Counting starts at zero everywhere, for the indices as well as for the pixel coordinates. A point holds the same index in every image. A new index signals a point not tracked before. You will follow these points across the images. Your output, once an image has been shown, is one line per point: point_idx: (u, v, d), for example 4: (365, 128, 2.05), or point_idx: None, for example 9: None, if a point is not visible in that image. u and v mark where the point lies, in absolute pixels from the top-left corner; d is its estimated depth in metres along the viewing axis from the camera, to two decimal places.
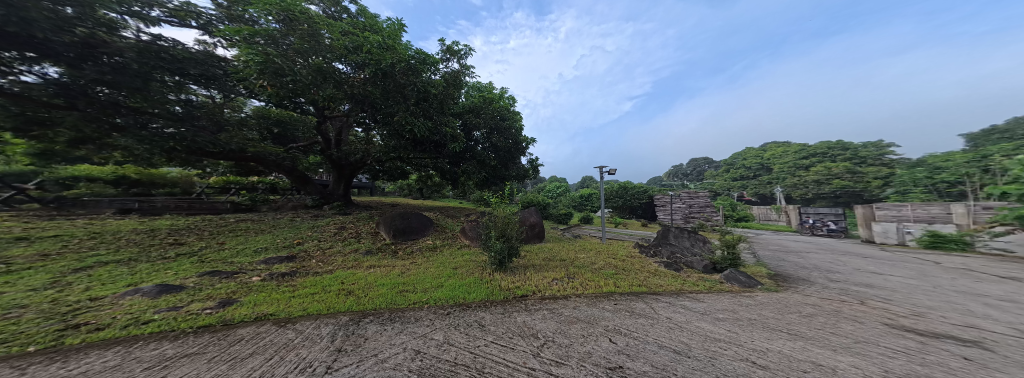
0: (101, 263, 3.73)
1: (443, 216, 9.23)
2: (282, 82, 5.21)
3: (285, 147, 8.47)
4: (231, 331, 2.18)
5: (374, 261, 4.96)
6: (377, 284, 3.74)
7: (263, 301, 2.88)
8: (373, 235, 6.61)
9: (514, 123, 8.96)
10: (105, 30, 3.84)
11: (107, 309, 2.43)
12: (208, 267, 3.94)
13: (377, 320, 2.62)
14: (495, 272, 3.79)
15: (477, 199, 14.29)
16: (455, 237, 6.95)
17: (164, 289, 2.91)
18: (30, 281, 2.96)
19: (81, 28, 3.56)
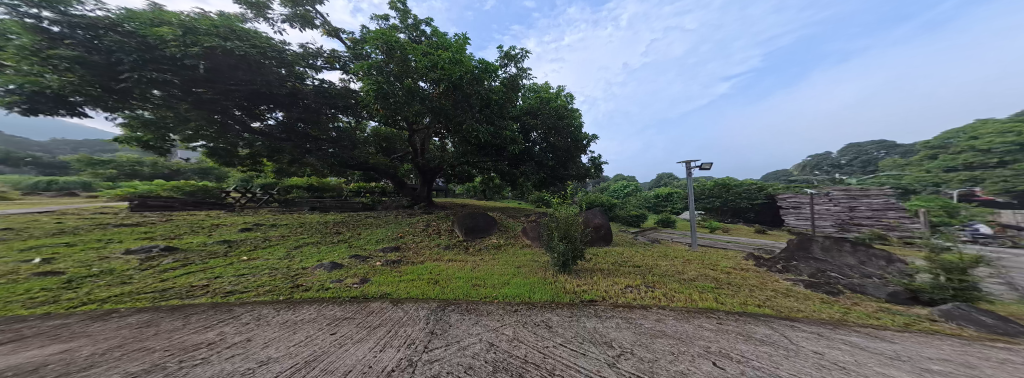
0: (302, 245, 5.55)
1: (505, 216, 9.66)
2: (388, 103, 6.56)
3: (390, 157, 10.41)
4: (368, 304, 3.01)
5: (451, 255, 5.58)
6: (455, 275, 4.24)
7: (384, 283, 3.73)
8: (450, 232, 7.42)
9: (572, 121, 8.72)
10: (297, 80, 6.27)
11: (307, 276, 3.86)
12: (352, 253, 5.37)
13: (457, 308, 2.98)
14: (558, 273, 3.69)
15: (535, 199, 14.45)
16: (516, 237, 7.15)
17: (335, 266, 4.31)
18: (276, 253, 4.91)
19: (290, 82, 6.08)
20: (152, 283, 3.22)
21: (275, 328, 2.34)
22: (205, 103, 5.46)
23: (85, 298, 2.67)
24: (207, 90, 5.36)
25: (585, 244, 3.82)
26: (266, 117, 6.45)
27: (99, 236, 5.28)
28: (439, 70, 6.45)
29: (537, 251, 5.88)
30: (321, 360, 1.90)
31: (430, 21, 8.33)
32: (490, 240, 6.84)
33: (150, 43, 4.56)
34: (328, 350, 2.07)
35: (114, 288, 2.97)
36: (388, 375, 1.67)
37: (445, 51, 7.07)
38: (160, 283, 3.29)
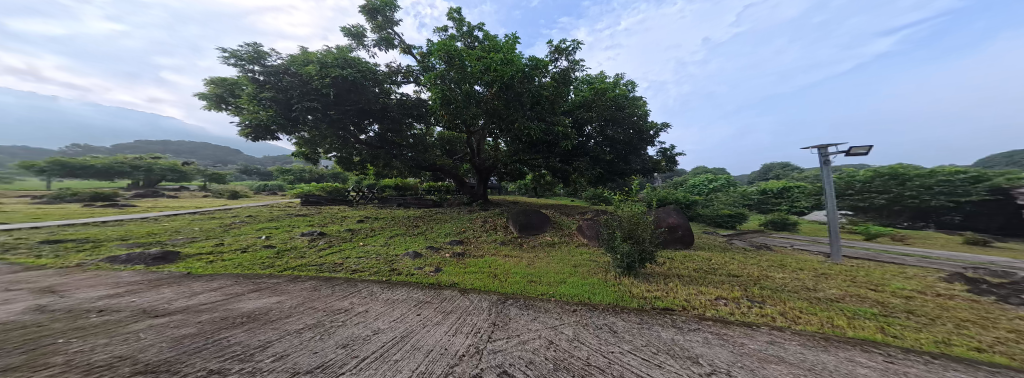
0: (389, 239, 6.72)
1: (559, 214, 9.46)
2: (451, 108, 7.20)
3: (451, 158, 11.53)
4: (441, 291, 3.47)
5: (509, 250, 5.81)
6: (512, 270, 4.45)
7: (453, 273, 4.25)
8: (505, 227, 7.73)
9: (635, 111, 7.98)
10: (384, 96, 8.39)
11: (399, 262, 4.96)
12: (425, 244, 6.28)
13: (514, 300, 3.12)
14: (622, 276, 3.41)
15: (593, 196, 13.79)
16: (571, 235, 6.90)
17: (416, 255, 5.27)
18: (377, 242, 6.45)
19: (382, 97, 8.33)
20: (317, 258, 5.17)
21: (382, 306, 3.00)
22: (335, 123, 7.85)
23: (287, 265, 4.67)
24: (334, 112, 7.71)
25: (652, 244, 3.44)
26: (368, 130, 8.86)
27: (288, 224, 8.29)
28: (493, 72, 6.63)
29: (597, 250, 5.54)
30: (411, 337, 2.27)
31: (483, 26, 8.73)
32: (542, 236, 6.87)
33: (304, 79, 7.17)
34: (417, 329, 2.44)
35: (299, 260, 5.02)
36: (461, 359, 1.86)
37: (496, 52, 7.28)
38: (320, 257, 5.22)
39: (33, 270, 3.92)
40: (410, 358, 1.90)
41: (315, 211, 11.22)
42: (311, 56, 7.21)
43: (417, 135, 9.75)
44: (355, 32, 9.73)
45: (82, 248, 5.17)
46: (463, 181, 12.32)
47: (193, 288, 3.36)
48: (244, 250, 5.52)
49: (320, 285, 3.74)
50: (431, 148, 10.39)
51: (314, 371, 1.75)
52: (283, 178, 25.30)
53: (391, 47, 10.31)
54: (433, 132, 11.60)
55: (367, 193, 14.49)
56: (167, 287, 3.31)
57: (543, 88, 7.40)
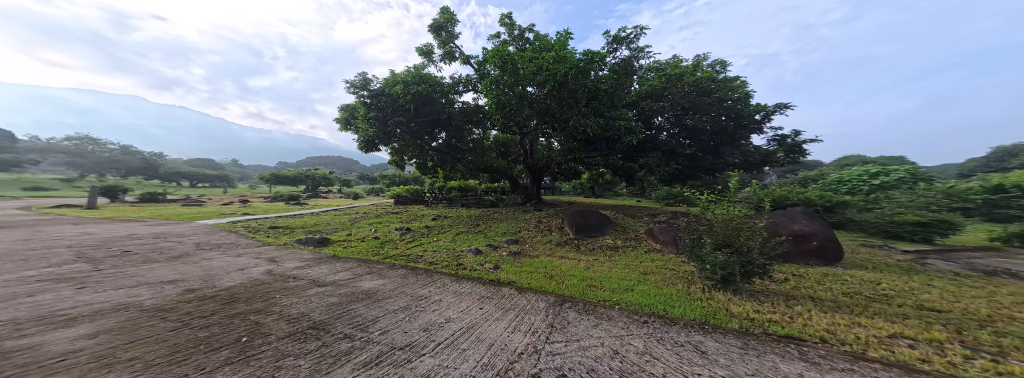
0: (456, 236, 7.40)
1: (622, 216, 8.65)
2: (505, 111, 7.44)
3: (508, 160, 12.13)
4: (500, 289, 3.60)
5: (564, 253, 5.62)
6: (566, 271, 4.37)
7: (511, 271, 4.42)
8: (559, 229, 7.51)
9: (726, 93, 6.63)
10: (449, 106, 9.36)
11: (464, 257, 5.41)
12: (486, 241, 6.67)
13: (577, 303, 3.02)
14: (716, 291, 2.84)
15: (665, 196, 12.17)
16: (639, 239, 6.17)
17: (477, 252, 5.66)
18: (447, 238, 7.14)
19: (448, 108, 9.28)
20: (405, 249, 6.14)
21: (452, 297, 3.30)
22: (415, 134, 9.17)
23: (386, 254, 5.66)
24: (414, 124, 9.03)
25: (773, 258, 2.71)
26: (436, 138, 9.95)
27: (385, 219, 10.13)
28: (545, 72, 6.63)
29: (673, 257, 4.83)
30: (476, 329, 2.44)
31: (533, 27, 8.76)
32: (602, 239, 6.43)
33: (391, 99, 8.56)
34: (481, 322, 2.59)
35: (392, 249, 6.07)
36: (519, 356, 1.94)
37: (549, 51, 7.24)
38: (407, 248, 6.18)
39: (252, 244, 6.04)
40: (475, 350, 2.04)
41: (403, 209, 13.39)
42: (396, 78, 8.70)
43: (480, 140, 10.56)
44: (426, 51, 11.19)
45: (281, 231, 7.65)
46: (517, 182, 12.62)
47: (336, 267, 4.59)
48: (356, 239, 7.02)
49: (408, 274, 4.34)
50: (487, 150, 11.05)
51: (404, 348, 2.07)
52: (382, 183, 31.22)
53: (453, 60, 11.38)
54: (489, 136, 12.22)
55: (439, 194, 16.44)
56: (315, 268, 4.52)
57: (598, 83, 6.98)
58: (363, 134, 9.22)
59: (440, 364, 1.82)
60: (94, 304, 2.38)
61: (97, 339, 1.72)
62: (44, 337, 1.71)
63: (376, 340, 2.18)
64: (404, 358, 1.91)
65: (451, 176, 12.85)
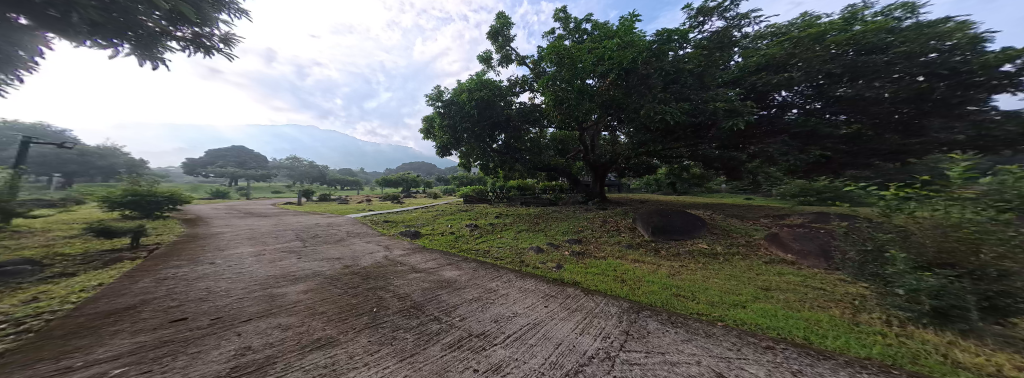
0: (518, 233, 7.58)
1: (715, 216, 7.20)
2: (564, 108, 7.24)
3: (567, 157, 11.90)
4: (565, 288, 3.47)
5: (638, 256, 4.99)
6: (639, 276, 3.94)
7: (575, 271, 4.25)
8: (630, 230, 6.77)
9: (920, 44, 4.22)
10: (509, 108, 9.75)
11: (526, 254, 5.45)
12: (548, 240, 6.58)
13: (659, 313, 2.69)
14: (925, 330, 1.89)
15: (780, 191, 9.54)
16: (750, 246, 4.93)
17: (538, 249, 5.65)
18: (509, 235, 7.34)
19: (507, 110, 9.66)
20: (473, 243, 6.63)
21: (518, 292, 3.33)
22: (478, 137, 9.80)
23: (459, 247, 6.21)
24: (478, 129, 9.72)
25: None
26: (497, 140, 10.44)
27: (456, 216, 11.20)
28: (607, 61, 6.20)
29: (815, 272, 3.49)
30: (542, 326, 2.38)
31: (591, 14, 8.29)
32: (691, 244, 5.34)
33: (457, 108, 9.47)
34: (548, 320, 2.53)
35: (463, 244, 6.61)
36: (590, 360, 1.81)
37: (610, 39, 6.75)
38: (475, 243, 6.65)
39: (365, 234, 7.65)
40: (544, 347, 2.00)
41: (471, 207, 14.53)
42: (461, 87, 9.52)
43: (538, 138, 10.61)
44: (486, 58, 11.86)
45: (388, 224, 9.49)
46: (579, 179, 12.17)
47: (426, 257, 5.35)
48: (435, 233, 7.97)
49: (479, 267, 4.63)
50: (545, 148, 11.03)
51: (480, 335, 2.19)
52: (454, 183, 34.88)
53: (510, 62, 11.74)
54: (546, 134, 12.20)
55: (500, 193, 17.53)
56: (410, 256, 5.35)
57: (679, 63, 6.10)
58: (440, 140, 10.55)
59: (511, 356, 1.86)
60: (306, 270, 4.19)
61: (308, 292, 3.23)
62: (288, 289, 3.36)
63: (458, 325, 2.38)
64: (480, 345, 2.01)
65: (512, 175, 13.27)
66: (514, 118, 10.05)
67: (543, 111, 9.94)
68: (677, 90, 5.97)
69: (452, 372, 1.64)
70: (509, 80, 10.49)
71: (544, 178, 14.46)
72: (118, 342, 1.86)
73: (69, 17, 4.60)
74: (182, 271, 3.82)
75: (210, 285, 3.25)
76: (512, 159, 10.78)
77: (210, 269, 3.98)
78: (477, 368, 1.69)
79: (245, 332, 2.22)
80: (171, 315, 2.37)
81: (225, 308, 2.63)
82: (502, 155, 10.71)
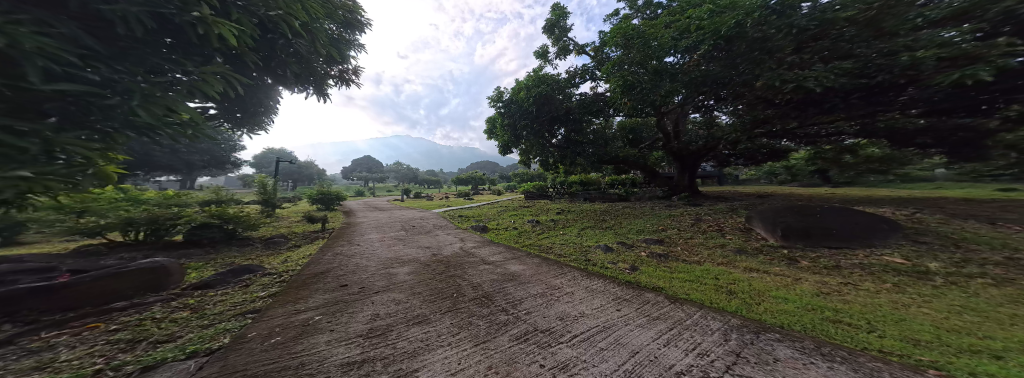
0: (581, 230, 7.35)
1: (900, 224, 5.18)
2: (635, 93, 6.70)
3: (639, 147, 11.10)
4: (641, 293, 3.10)
5: (752, 264, 4.10)
6: (760, 290, 3.15)
7: (655, 275, 3.77)
8: (741, 230, 5.81)
9: None
10: (568, 99, 9.47)
11: (592, 252, 5.15)
12: (619, 238, 6.18)
13: (791, 339, 2.04)
14: None
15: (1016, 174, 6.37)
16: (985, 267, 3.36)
17: (606, 248, 5.29)
18: (574, 232, 7.15)
19: (568, 103, 9.41)
20: (536, 238, 6.68)
21: (584, 292, 3.15)
22: (538, 133, 9.87)
23: (521, 243, 6.28)
24: (537, 124, 9.68)
25: None
26: (555, 134, 10.30)
27: (519, 212, 11.55)
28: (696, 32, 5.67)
29: None
30: (614, 331, 2.15)
31: None
32: (867, 258, 3.94)
33: (513, 105, 9.69)
34: (621, 326, 2.24)
35: (525, 239, 6.67)
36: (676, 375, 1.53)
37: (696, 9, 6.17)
38: (538, 238, 6.70)
39: (444, 226, 8.75)
40: (615, 353, 1.78)
41: (532, 203, 14.87)
42: (519, 85, 9.71)
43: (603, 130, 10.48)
44: (542, 53, 11.77)
45: (461, 218, 10.62)
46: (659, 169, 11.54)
47: (494, 249, 5.67)
48: (500, 227, 8.41)
49: (542, 263, 4.59)
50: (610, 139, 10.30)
51: (546, 331, 2.13)
52: (514, 180, 36.56)
53: (567, 52, 11.34)
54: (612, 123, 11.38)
55: (560, 189, 17.70)
56: (482, 247, 5.81)
57: (824, 13, 4.58)
58: (501, 139, 11.09)
59: (578, 357, 1.72)
60: (411, 254, 5.04)
61: (411, 273, 3.84)
62: (400, 269, 4.10)
63: (523, 319, 2.37)
64: (546, 341, 1.95)
65: (575, 170, 12.87)
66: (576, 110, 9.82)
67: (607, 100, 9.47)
68: (828, 46, 4.68)
69: (519, 364, 1.63)
70: (568, 71, 10.29)
71: (611, 171, 13.56)
72: (314, 299, 2.79)
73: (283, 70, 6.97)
74: (345, 250, 5.39)
75: (356, 262, 4.41)
76: (575, 153, 10.40)
77: (355, 249, 5.47)
78: (543, 364, 1.63)
79: (377, 299, 2.82)
80: (338, 282, 3.37)
81: (364, 280, 3.49)
82: (564, 149, 10.44)
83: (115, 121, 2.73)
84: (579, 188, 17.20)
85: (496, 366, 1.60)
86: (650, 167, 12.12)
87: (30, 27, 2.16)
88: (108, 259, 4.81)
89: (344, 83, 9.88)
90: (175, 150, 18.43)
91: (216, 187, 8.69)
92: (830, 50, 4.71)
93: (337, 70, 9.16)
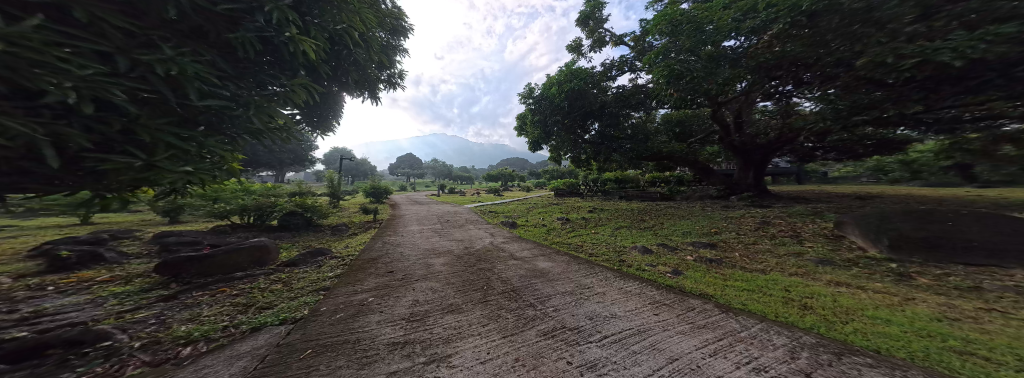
0: (616, 230, 7.76)
1: None
2: (683, 82, 6.82)
3: (688, 141, 11.48)
4: (687, 299, 3.37)
5: (839, 277, 3.79)
6: (852, 309, 2.88)
7: (703, 281, 4.02)
8: (828, 239, 5.46)
9: None
10: (601, 92, 9.72)
11: (629, 253, 5.54)
12: (660, 240, 6.47)
13: (890, 366, 1.80)
14: None
15: None
16: None
17: (644, 249, 5.65)
18: (609, 232, 7.56)
19: (602, 97, 9.75)
20: (568, 237, 7.18)
21: (616, 293, 3.58)
22: (569, 129, 10.33)
23: (552, 240, 6.81)
24: (568, 119, 10.11)
25: None
26: (588, 130, 10.69)
27: (547, 209, 12.04)
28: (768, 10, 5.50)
29: None
30: (649, 335, 2.43)
31: None
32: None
33: (547, 102, 10.13)
34: (661, 333, 2.48)
35: (557, 237, 7.19)
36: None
37: None
38: (571, 236, 7.20)
39: (476, 221, 9.54)
40: (652, 358, 2.03)
41: (561, 201, 15.26)
42: (551, 81, 10.07)
43: (637, 123, 10.67)
44: (576, 47, 12.01)
45: (491, 213, 11.50)
46: (711, 168, 12.26)
47: (524, 246, 6.27)
48: (530, 224, 9.01)
49: (571, 261, 5.11)
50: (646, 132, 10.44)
51: (572, 330, 2.58)
52: (544, 177, 36.89)
53: (603, 45, 11.44)
54: (654, 117, 11.34)
55: (593, 186, 18.09)
56: (510, 243, 6.49)
57: None
58: (532, 136, 11.47)
59: (607, 358, 2.04)
60: (445, 245, 6.04)
61: (446, 264, 4.71)
62: (436, 258, 5.02)
63: (552, 316, 2.90)
64: (573, 339, 2.39)
65: (609, 167, 12.95)
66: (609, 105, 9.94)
67: (648, 92, 9.70)
68: (975, 6, 3.76)
69: (547, 358, 2.06)
70: (605, 63, 10.54)
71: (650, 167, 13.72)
72: (366, 282, 3.80)
73: (342, 76, 8.14)
74: (392, 239, 6.66)
75: (400, 251, 5.50)
76: (613, 147, 10.68)
77: (399, 238, 6.72)
78: (570, 361, 1.99)
79: (417, 286, 3.67)
80: (387, 270, 4.34)
81: (409, 268, 4.44)
82: (600, 143, 10.76)
83: (238, 128, 3.51)
84: (613, 186, 17.19)
85: (523, 359, 2.04)
86: (704, 164, 12.68)
87: (189, 56, 2.79)
88: (232, 237, 6.57)
89: (391, 86, 11.31)
90: (263, 146, 22.58)
91: (301, 181, 10.72)
92: (981, 12, 3.79)
93: (386, 74, 10.53)
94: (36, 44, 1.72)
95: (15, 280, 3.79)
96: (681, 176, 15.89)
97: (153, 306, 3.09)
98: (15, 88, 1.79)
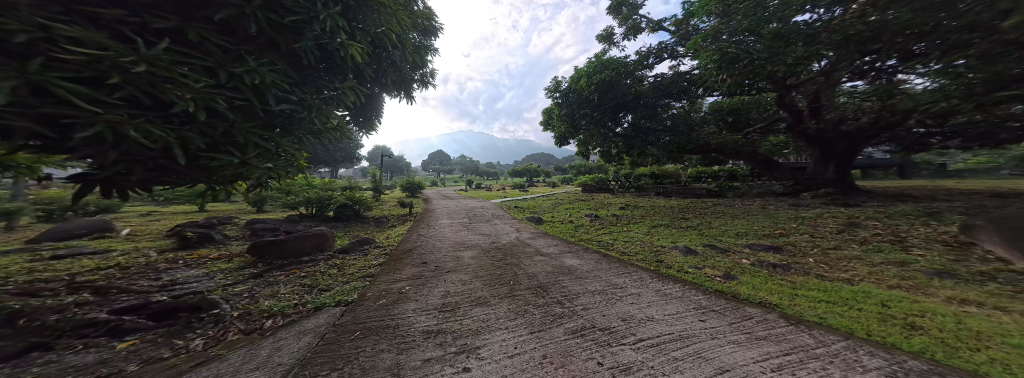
0: (652, 228, 7.39)
1: None
2: (738, 65, 6.15)
3: (743, 132, 10.33)
4: (743, 307, 3.01)
5: (965, 294, 3.04)
6: (985, 334, 2.22)
7: (763, 287, 3.60)
8: (949, 246, 4.52)
9: None
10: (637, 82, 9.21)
11: (669, 254, 5.25)
12: (708, 241, 6.00)
13: None
14: None
15: None
16: None
17: (688, 251, 5.28)
18: (643, 230, 7.24)
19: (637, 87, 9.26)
20: (599, 234, 7.01)
21: (653, 296, 3.40)
22: (600, 122, 9.99)
23: (579, 237, 6.73)
24: (599, 112, 9.79)
25: None
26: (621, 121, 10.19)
27: (578, 205, 11.81)
28: None
29: None
30: (690, 341, 2.23)
31: None
32: None
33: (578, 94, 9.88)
34: (709, 341, 2.21)
35: (584, 234, 7.09)
36: None
37: None
38: (601, 234, 7.03)
39: (502, 216, 9.80)
40: (696, 366, 1.81)
41: (590, 197, 14.89)
42: (580, 73, 9.81)
43: (677, 113, 9.88)
44: (607, 36, 11.51)
45: (518, 209, 11.71)
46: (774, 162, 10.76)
47: (554, 242, 6.24)
48: (556, 220, 8.98)
49: (601, 259, 5.02)
50: (691, 122, 9.60)
51: (602, 330, 2.48)
52: (571, 172, 35.93)
53: (637, 31, 10.78)
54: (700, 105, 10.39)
55: (625, 183, 17.39)
56: (536, 239, 6.56)
57: None
58: (559, 130, 11.40)
59: (642, 362, 1.88)
60: (473, 239, 6.37)
61: (473, 257, 4.99)
62: (464, 252, 5.33)
63: (581, 316, 2.85)
64: (604, 339, 2.29)
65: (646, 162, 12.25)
66: (646, 95, 9.41)
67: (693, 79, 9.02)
68: None
69: (575, 357, 1.98)
70: (642, 51, 9.97)
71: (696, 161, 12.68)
72: (403, 271, 4.19)
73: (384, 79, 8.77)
74: (426, 232, 7.17)
75: (432, 244, 5.93)
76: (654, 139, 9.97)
77: (432, 232, 7.19)
78: (602, 362, 1.88)
79: (448, 278, 3.95)
80: (420, 261, 4.74)
81: (440, 260, 4.80)
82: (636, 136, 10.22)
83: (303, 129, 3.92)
84: (649, 182, 16.24)
85: (551, 357, 1.99)
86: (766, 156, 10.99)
87: (265, 67, 3.17)
88: (299, 225, 7.62)
89: (424, 86, 11.92)
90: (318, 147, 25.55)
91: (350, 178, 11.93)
92: None
93: (419, 75, 11.10)
94: (165, 64, 2.18)
95: (158, 255, 4.93)
96: (732, 171, 14.40)
97: (246, 281, 3.78)
98: (156, 101, 2.30)
